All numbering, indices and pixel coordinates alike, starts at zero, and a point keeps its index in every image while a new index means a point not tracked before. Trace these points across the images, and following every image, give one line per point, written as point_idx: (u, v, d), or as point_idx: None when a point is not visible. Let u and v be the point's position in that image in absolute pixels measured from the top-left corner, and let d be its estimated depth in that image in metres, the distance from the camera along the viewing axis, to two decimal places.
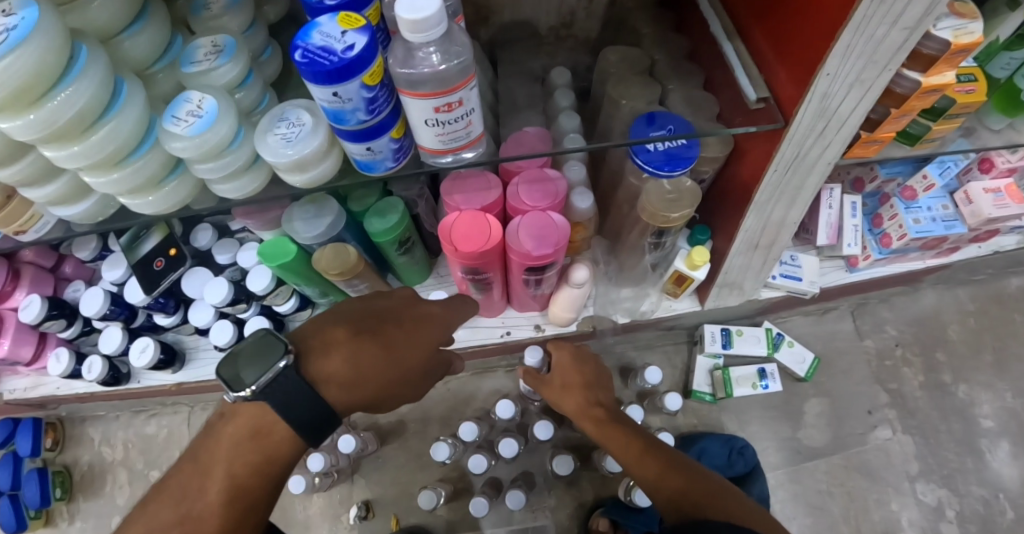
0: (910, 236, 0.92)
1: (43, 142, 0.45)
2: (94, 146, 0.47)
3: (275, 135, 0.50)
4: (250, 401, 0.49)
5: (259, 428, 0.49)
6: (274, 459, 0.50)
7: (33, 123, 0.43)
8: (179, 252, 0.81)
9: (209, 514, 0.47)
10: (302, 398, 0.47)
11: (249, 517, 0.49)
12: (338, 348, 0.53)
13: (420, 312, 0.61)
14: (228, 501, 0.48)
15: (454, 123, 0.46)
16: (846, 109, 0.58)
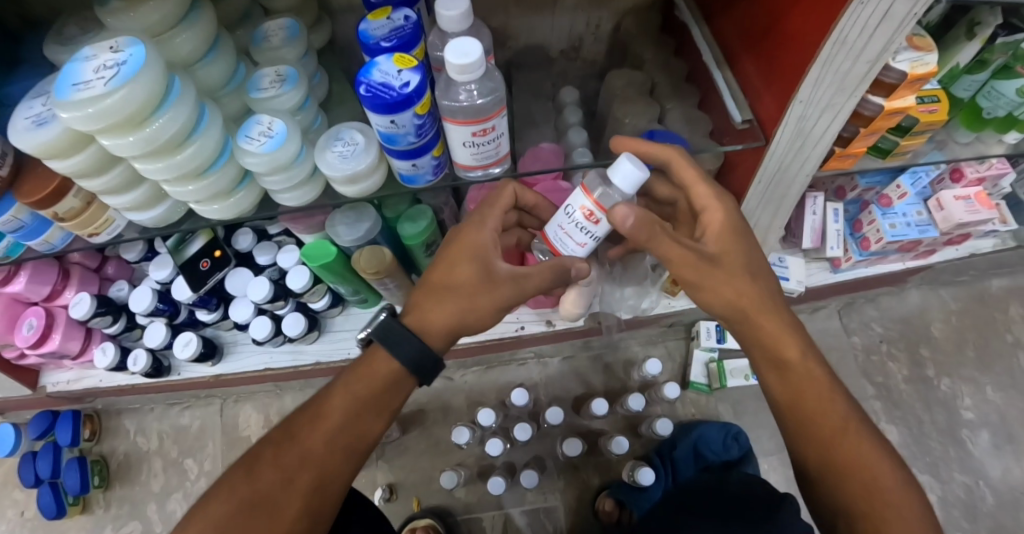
0: (887, 240, 1.01)
1: (139, 157, 0.54)
2: (179, 162, 0.55)
3: (333, 152, 0.59)
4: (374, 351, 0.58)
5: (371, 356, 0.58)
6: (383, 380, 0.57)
7: (134, 143, 0.51)
8: (222, 254, 0.90)
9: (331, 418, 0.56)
10: (399, 335, 0.57)
11: (359, 423, 0.56)
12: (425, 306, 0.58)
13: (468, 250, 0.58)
14: (345, 408, 0.56)
15: (487, 144, 0.56)
16: (820, 129, 0.67)
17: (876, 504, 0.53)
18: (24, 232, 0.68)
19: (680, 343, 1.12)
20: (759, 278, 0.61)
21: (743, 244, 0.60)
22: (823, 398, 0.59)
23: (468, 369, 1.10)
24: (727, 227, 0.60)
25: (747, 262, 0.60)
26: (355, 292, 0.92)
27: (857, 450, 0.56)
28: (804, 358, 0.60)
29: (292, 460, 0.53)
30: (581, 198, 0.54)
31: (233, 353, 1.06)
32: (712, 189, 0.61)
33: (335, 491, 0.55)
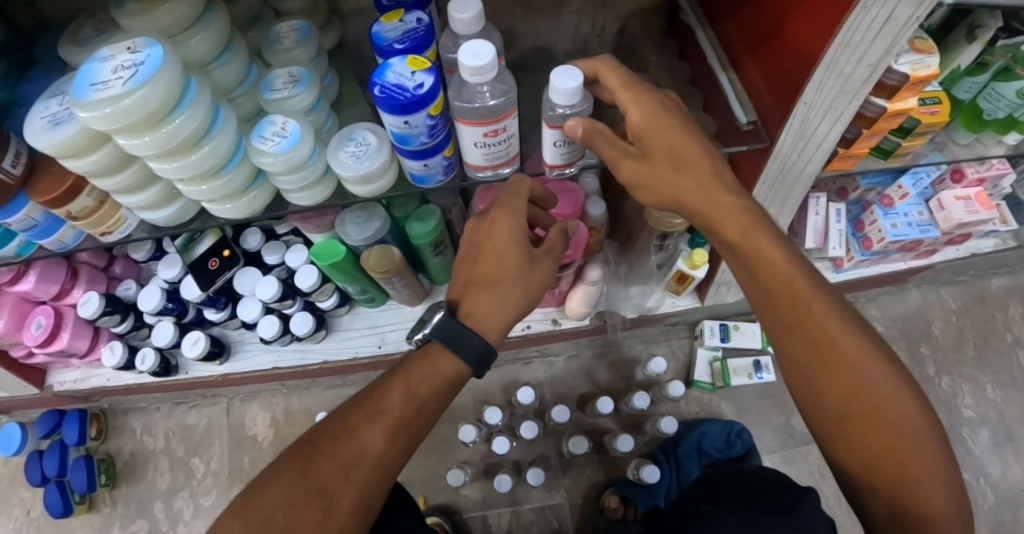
0: (888, 240, 1.02)
1: (155, 157, 0.54)
2: (194, 163, 0.56)
3: (346, 153, 0.60)
4: (429, 351, 0.57)
5: (428, 357, 0.56)
6: (443, 377, 0.56)
7: (151, 143, 0.52)
8: (231, 253, 0.90)
9: (389, 412, 0.54)
10: (460, 334, 0.56)
11: (415, 419, 0.55)
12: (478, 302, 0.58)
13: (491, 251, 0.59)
14: (404, 403, 0.55)
15: (497, 145, 0.57)
16: (824, 130, 0.68)
17: (847, 385, 0.52)
18: (36, 231, 0.68)
19: (684, 341, 1.13)
20: (688, 167, 0.57)
21: (665, 133, 0.57)
22: (790, 284, 0.55)
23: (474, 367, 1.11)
24: (644, 125, 0.57)
25: (673, 153, 0.57)
26: (363, 292, 0.93)
27: (829, 343, 0.53)
28: (749, 242, 0.56)
29: (350, 452, 0.51)
30: (554, 131, 0.60)
31: (241, 351, 1.07)
32: (627, 83, 0.58)
33: (384, 487, 0.53)
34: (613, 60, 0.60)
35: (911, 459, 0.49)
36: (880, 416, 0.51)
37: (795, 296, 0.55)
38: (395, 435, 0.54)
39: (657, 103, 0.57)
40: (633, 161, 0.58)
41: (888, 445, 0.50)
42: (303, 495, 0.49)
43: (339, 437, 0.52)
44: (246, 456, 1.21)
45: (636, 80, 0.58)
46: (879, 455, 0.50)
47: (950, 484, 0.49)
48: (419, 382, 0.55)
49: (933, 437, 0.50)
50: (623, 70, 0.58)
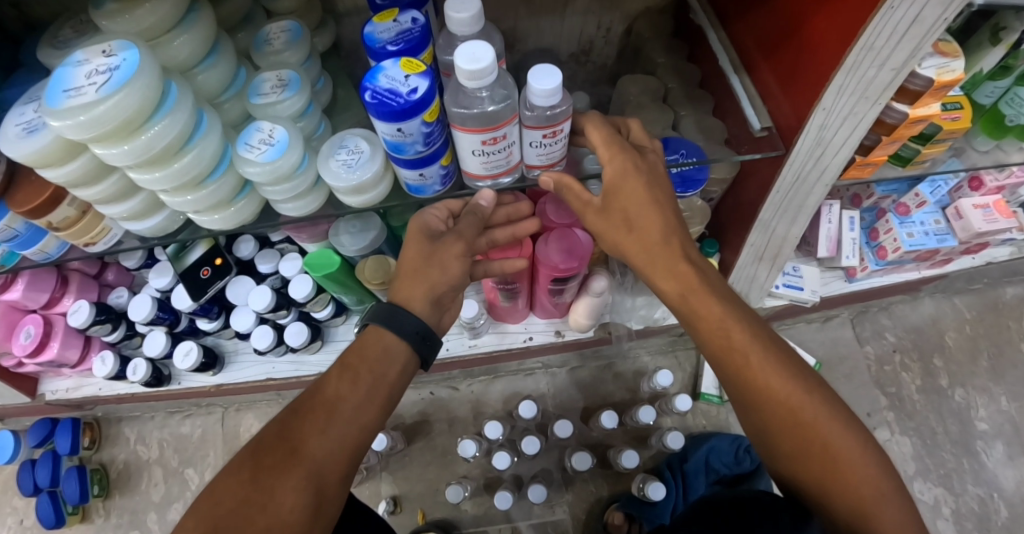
0: (904, 249, 0.98)
1: (134, 166, 0.52)
2: (175, 172, 0.53)
3: (337, 161, 0.57)
4: (368, 337, 0.58)
5: (368, 343, 0.58)
6: (380, 351, 0.57)
7: (129, 152, 0.49)
8: (224, 262, 0.88)
9: (331, 390, 0.54)
10: (393, 315, 0.58)
11: (360, 392, 0.54)
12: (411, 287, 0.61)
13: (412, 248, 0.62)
14: (344, 377, 0.55)
15: (496, 153, 0.54)
16: (842, 138, 0.64)
17: (798, 433, 0.52)
18: (18, 242, 0.66)
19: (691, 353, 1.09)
20: (641, 228, 0.59)
21: (630, 193, 0.57)
22: (726, 336, 0.56)
23: (474, 378, 1.08)
24: (610, 185, 0.58)
25: (628, 213, 0.59)
26: (359, 301, 0.90)
27: (766, 390, 0.54)
28: (685, 299, 0.58)
29: (295, 427, 0.50)
30: (536, 133, 0.54)
31: (235, 362, 1.04)
32: (609, 141, 0.58)
33: (339, 466, 0.50)
34: (599, 118, 0.61)
35: (861, 495, 0.49)
36: (824, 453, 0.51)
37: (733, 346, 0.56)
38: (342, 408, 0.53)
39: (632, 162, 0.57)
40: (596, 213, 0.61)
41: (837, 482, 0.50)
42: (251, 476, 0.47)
43: (288, 417, 0.52)
44: None
45: (619, 139, 0.58)
46: (840, 501, 0.50)
47: (902, 518, 0.49)
48: (369, 359, 0.56)
49: (878, 467, 0.51)
50: (607, 127, 0.60)
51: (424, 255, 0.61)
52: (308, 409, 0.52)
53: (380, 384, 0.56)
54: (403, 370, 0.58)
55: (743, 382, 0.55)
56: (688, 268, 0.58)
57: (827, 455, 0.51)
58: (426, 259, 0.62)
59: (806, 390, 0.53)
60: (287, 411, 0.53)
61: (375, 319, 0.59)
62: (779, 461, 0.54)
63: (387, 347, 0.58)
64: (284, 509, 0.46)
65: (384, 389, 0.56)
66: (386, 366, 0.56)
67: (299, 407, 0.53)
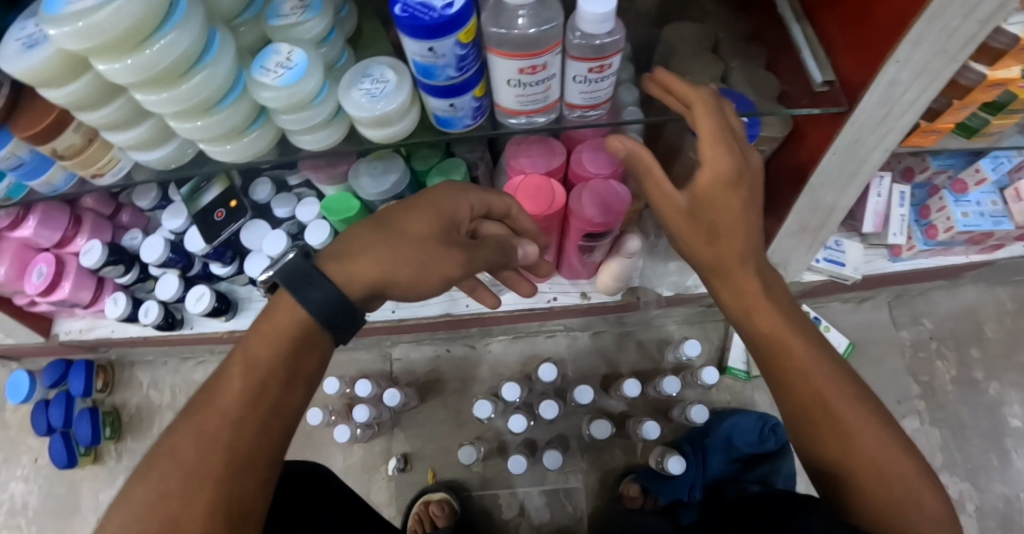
0: (957, 230, 0.92)
1: (138, 85, 0.47)
2: (182, 94, 0.49)
3: (359, 90, 0.52)
4: (281, 309, 0.47)
5: (278, 324, 0.47)
6: (292, 332, 0.47)
7: (133, 69, 0.45)
8: (239, 204, 0.86)
9: (231, 388, 0.45)
10: (319, 288, 0.47)
11: (269, 385, 0.46)
12: (362, 255, 0.49)
13: (408, 223, 0.51)
14: (248, 373, 0.46)
15: (534, 86, 0.48)
16: (911, 97, 0.59)
17: (831, 422, 0.50)
18: (25, 171, 0.63)
19: (719, 325, 1.04)
20: (715, 218, 0.51)
21: (733, 201, 0.49)
22: (761, 313, 0.54)
23: (492, 337, 1.04)
24: (710, 188, 0.49)
25: (720, 219, 0.51)
26: None
27: (799, 373, 0.52)
28: (730, 277, 0.54)
29: (190, 440, 0.43)
30: (582, 66, 0.48)
31: (249, 309, 1.01)
32: (717, 136, 0.48)
33: (253, 474, 0.44)
34: (715, 103, 0.50)
35: (892, 490, 0.47)
36: (855, 446, 0.49)
37: (764, 326, 0.54)
38: (246, 406, 0.45)
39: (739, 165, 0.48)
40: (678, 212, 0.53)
41: (866, 477, 0.48)
42: (147, 508, 0.40)
43: (189, 419, 0.44)
44: None
45: (728, 135, 0.48)
46: (870, 497, 0.48)
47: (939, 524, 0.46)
48: (275, 341, 0.46)
49: (913, 467, 0.48)
50: (717, 117, 0.49)
51: (419, 242, 0.51)
52: (208, 410, 0.44)
53: (290, 371, 0.47)
54: (320, 347, 0.48)
55: (776, 361, 0.53)
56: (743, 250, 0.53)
57: (855, 449, 0.49)
58: (415, 245, 0.51)
59: (893, 442, 0.49)
60: (186, 409, 0.45)
61: (282, 279, 0.47)
62: (810, 451, 0.52)
63: (298, 324, 0.47)
64: (176, 490, 0.41)
65: (297, 372, 0.47)
66: (297, 349, 0.47)
67: (200, 407, 0.45)
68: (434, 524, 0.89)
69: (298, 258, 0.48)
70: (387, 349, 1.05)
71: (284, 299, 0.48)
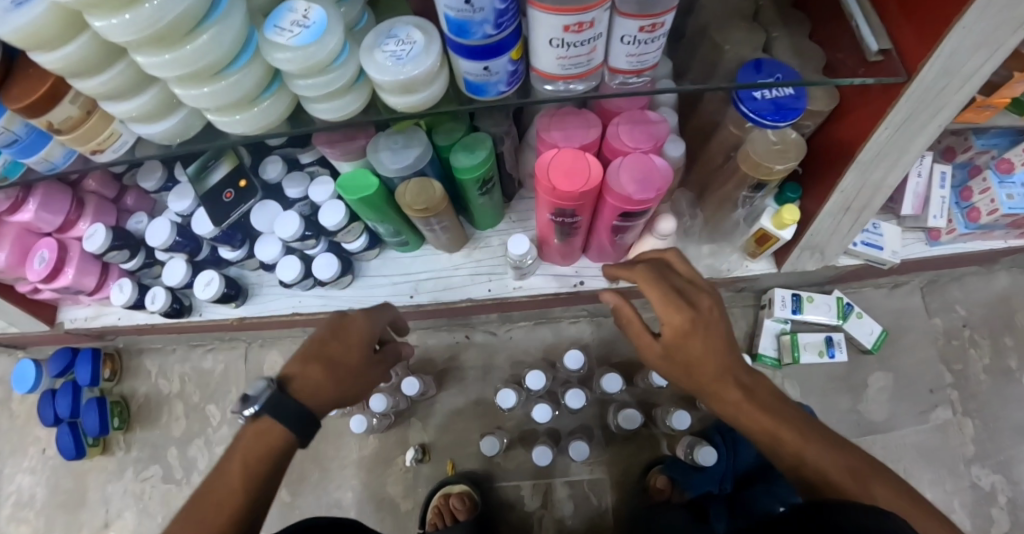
0: (1002, 213, 0.86)
1: (138, 45, 0.44)
2: (187, 55, 0.45)
3: (383, 52, 0.48)
4: (264, 425, 0.54)
5: (261, 433, 0.54)
6: (275, 447, 0.53)
7: (131, 26, 0.41)
8: (248, 184, 0.82)
9: (228, 500, 0.51)
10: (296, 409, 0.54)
11: (261, 491, 0.52)
12: (319, 367, 0.58)
13: (348, 343, 0.61)
14: (245, 481, 0.52)
15: (579, 47, 0.44)
16: (975, 66, 0.54)
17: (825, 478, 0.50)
18: (18, 148, 0.61)
19: (748, 309, 1.02)
20: (674, 332, 0.54)
21: (699, 347, 0.54)
22: (728, 391, 0.55)
23: (513, 324, 1.00)
24: (678, 334, 0.53)
25: (692, 362, 0.55)
26: (396, 234, 0.79)
27: (778, 440, 0.53)
28: (691, 370, 0.56)
29: None
30: (632, 24, 0.43)
31: (259, 296, 0.96)
32: (665, 295, 0.54)
33: None
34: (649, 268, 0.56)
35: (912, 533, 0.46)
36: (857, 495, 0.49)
37: (734, 401, 0.55)
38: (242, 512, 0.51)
39: (696, 318, 0.53)
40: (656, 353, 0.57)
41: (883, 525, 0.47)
42: None
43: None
44: None
45: (674, 296, 0.54)
46: None
47: None
48: (261, 456, 0.53)
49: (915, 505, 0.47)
50: (651, 271, 0.55)
51: (362, 365, 0.61)
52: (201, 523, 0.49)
53: (277, 475, 0.54)
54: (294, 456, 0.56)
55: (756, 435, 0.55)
56: (703, 344, 0.54)
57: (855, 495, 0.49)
58: (360, 368, 0.61)
59: (892, 494, 0.48)
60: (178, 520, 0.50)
61: (267, 409, 0.53)
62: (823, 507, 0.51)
63: (275, 439, 0.54)
64: None
65: (279, 475, 0.54)
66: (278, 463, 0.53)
67: (190, 521, 0.49)
68: (455, 517, 0.86)
69: (269, 386, 0.55)
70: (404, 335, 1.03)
71: (263, 422, 0.54)
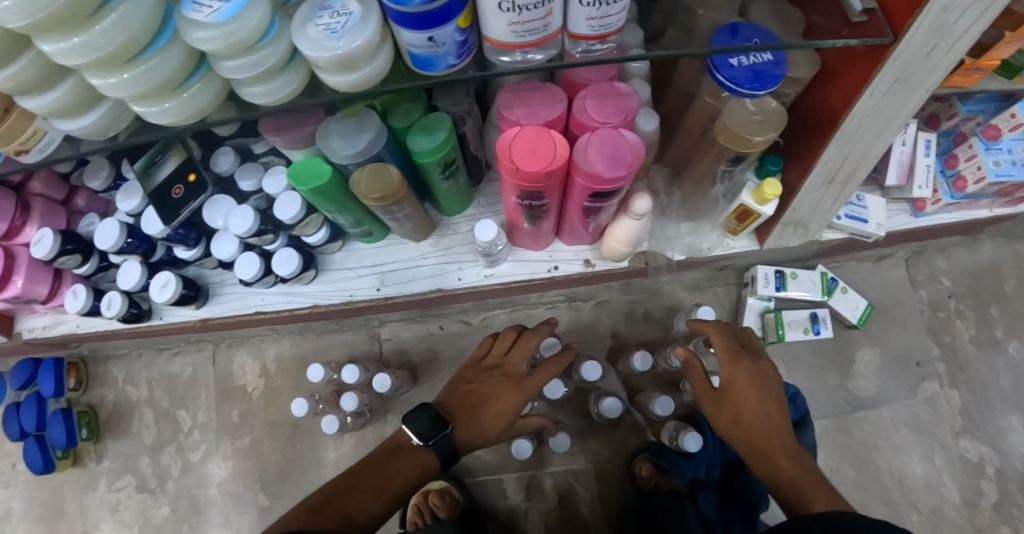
0: (989, 180, 0.84)
1: (38, 29, 0.38)
2: (97, 38, 0.40)
3: (317, 26, 0.43)
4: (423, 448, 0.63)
5: (416, 461, 0.62)
6: (427, 466, 0.62)
7: (23, 6, 0.36)
8: (198, 178, 0.76)
9: (392, 477, 0.60)
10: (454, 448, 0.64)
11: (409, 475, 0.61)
12: (477, 422, 0.66)
13: (500, 403, 0.67)
14: (407, 473, 0.61)
15: (532, 10, 0.39)
16: (965, 26, 0.50)
17: None
18: None
19: (730, 289, 0.99)
20: (733, 380, 0.65)
21: (750, 398, 0.63)
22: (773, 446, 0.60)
23: (489, 312, 0.97)
24: (736, 381, 0.65)
25: (738, 411, 0.64)
26: (358, 225, 0.75)
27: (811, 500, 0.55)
28: (742, 420, 0.63)
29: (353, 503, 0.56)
30: None
31: (220, 295, 0.91)
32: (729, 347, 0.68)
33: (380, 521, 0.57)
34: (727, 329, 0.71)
35: None
36: None
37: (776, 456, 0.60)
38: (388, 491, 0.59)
39: (751, 370, 0.65)
40: (709, 401, 0.67)
41: None
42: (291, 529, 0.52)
43: (345, 489, 0.57)
44: (235, 409, 1.05)
45: (738, 349, 0.68)
46: None
47: None
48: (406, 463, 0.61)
49: None
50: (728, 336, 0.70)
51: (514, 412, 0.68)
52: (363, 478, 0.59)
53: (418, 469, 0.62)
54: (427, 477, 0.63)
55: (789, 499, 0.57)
56: (758, 394, 0.64)
57: None
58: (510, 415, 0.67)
59: None
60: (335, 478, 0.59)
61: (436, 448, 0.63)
62: None
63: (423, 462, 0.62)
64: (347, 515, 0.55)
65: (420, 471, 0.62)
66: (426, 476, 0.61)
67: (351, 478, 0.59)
68: (435, 514, 0.84)
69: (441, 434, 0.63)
70: (375, 329, 0.99)
71: (427, 445, 0.63)
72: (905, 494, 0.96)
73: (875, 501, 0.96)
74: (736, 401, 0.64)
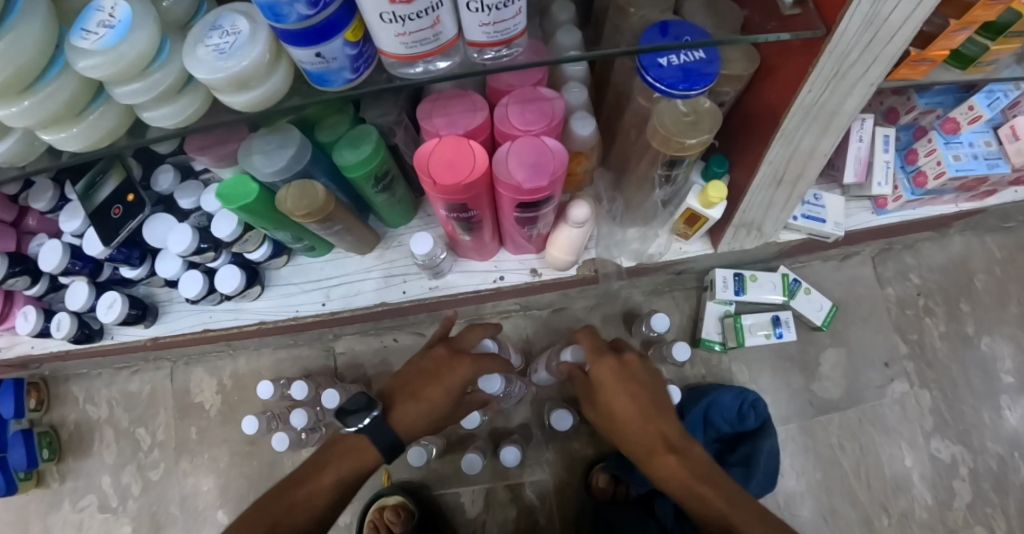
0: (949, 175, 0.82)
1: None
2: None
3: (207, 47, 0.41)
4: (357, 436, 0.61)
5: (349, 448, 0.61)
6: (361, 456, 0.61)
7: None
8: (137, 198, 0.74)
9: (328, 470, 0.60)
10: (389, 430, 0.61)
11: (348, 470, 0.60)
12: (415, 403, 0.64)
13: (441, 382, 0.66)
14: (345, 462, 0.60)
15: (417, 19, 0.37)
16: (902, 15, 0.47)
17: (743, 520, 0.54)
18: None
19: (690, 293, 0.99)
20: (618, 377, 0.67)
21: (629, 392, 0.66)
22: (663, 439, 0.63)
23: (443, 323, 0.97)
24: (619, 375, 0.67)
25: (614, 409, 0.66)
26: (299, 240, 0.73)
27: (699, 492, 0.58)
28: (628, 416, 0.65)
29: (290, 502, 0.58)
30: None
31: (169, 313, 0.90)
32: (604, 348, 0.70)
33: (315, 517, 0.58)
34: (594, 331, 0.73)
35: None
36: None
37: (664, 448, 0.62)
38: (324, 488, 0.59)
39: (611, 368, 0.67)
40: (591, 405, 0.71)
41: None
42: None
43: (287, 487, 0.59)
44: (193, 426, 1.03)
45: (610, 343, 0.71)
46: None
47: None
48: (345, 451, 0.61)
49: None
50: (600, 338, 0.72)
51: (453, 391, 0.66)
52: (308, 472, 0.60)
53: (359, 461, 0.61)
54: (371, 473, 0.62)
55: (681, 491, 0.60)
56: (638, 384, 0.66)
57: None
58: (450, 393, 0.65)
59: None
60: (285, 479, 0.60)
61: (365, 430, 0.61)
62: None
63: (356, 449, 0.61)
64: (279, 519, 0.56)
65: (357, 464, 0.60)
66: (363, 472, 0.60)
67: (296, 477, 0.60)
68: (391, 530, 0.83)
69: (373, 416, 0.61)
70: (330, 342, 0.98)
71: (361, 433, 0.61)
72: (874, 497, 0.95)
73: (842, 503, 0.94)
74: (620, 390, 0.66)
